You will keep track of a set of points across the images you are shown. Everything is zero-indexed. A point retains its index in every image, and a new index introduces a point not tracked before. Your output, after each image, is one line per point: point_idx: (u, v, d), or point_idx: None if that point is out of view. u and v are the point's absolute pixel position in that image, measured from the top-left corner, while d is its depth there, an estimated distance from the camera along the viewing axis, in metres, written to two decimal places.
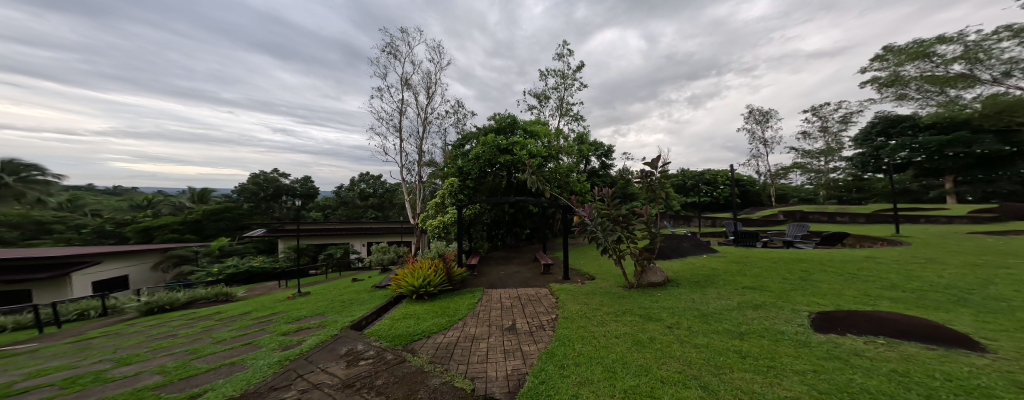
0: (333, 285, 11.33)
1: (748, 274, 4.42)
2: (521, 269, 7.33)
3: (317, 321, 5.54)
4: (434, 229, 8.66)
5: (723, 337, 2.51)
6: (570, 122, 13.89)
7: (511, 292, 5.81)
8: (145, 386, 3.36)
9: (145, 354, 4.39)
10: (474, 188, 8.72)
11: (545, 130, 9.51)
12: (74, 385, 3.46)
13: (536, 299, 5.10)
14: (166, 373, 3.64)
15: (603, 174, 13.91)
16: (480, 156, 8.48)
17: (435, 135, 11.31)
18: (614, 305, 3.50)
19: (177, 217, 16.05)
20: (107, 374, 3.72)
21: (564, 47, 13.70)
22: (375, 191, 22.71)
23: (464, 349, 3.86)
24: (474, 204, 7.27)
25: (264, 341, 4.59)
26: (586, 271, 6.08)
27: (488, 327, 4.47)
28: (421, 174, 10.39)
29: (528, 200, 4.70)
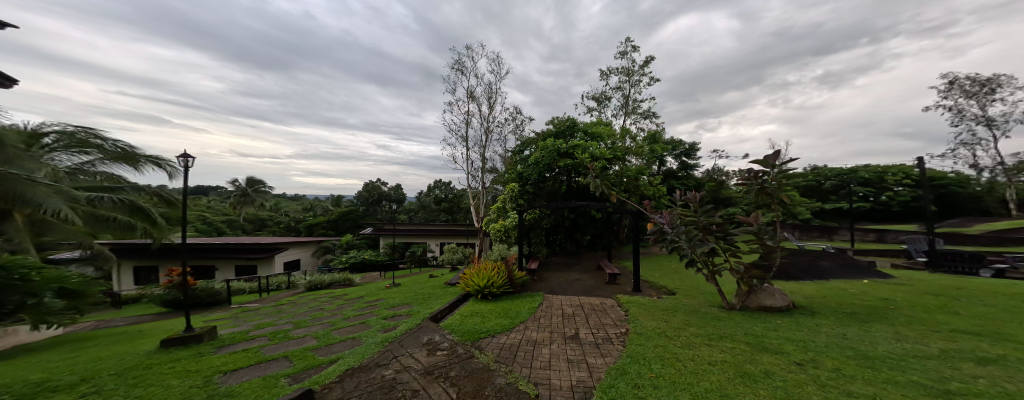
0: (415, 279, 12.77)
1: (967, 316, 3.29)
2: (583, 276, 7.02)
3: (408, 310, 6.30)
4: (496, 232, 8.85)
5: (902, 390, 1.93)
6: (638, 120, 13.19)
7: (572, 300, 5.59)
8: (308, 347, 4.37)
9: (310, 320, 5.83)
10: (533, 193, 8.72)
11: (608, 132, 9.07)
12: (276, 338, 4.76)
13: (601, 309, 4.82)
14: (318, 339, 4.65)
15: (682, 175, 12.90)
16: (539, 161, 8.32)
17: (497, 143, 11.49)
18: (709, 327, 3.11)
19: (325, 217, 22.83)
20: (292, 333, 5.02)
21: (627, 44, 13.12)
22: (446, 196, 23.94)
23: (526, 353, 3.78)
24: (533, 209, 7.19)
25: (374, 322, 5.43)
26: (664, 285, 5.53)
27: (549, 333, 4.33)
28: (484, 180, 10.77)
29: (590, 205, 4.40)
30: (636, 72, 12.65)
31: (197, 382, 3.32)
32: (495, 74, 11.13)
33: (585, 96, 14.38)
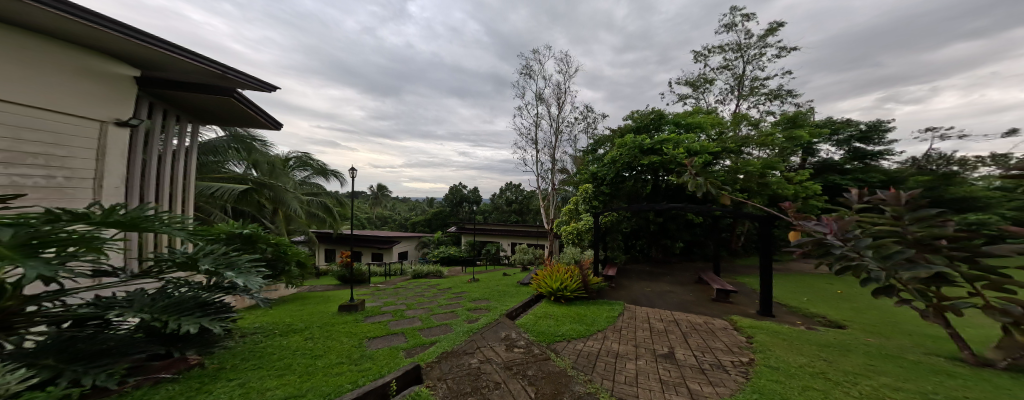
0: (491, 275, 13.51)
1: None
2: (676, 289, 6.27)
3: (487, 301, 6.97)
4: (568, 235, 8.51)
5: None
6: (761, 102, 11.39)
7: (662, 314, 4.97)
8: (416, 327, 5.27)
9: (417, 305, 7.21)
10: (610, 194, 8.14)
11: (716, 120, 8.06)
12: (397, 316, 6.05)
13: (705, 329, 4.16)
14: (421, 321, 5.65)
15: (850, 168, 10.54)
16: (617, 160, 7.77)
17: (568, 143, 11.07)
18: (902, 380, 2.34)
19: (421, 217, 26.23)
20: (406, 313, 6.31)
21: (734, 15, 11.52)
22: (517, 198, 24.28)
23: (608, 364, 3.46)
24: (610, 210, 6.57)
25: (462, 312, 6.13)
26: (823, 313, 4.56)
27: (635, 347, 3.89)
28: (553, 181, 10.41)
29: (682, 208, 3.75)
30: (752, 45, 10.96)
31: (355, 342, 4.27)
32: (564, 73, 10.82)
33: (677, 84, 13.08)
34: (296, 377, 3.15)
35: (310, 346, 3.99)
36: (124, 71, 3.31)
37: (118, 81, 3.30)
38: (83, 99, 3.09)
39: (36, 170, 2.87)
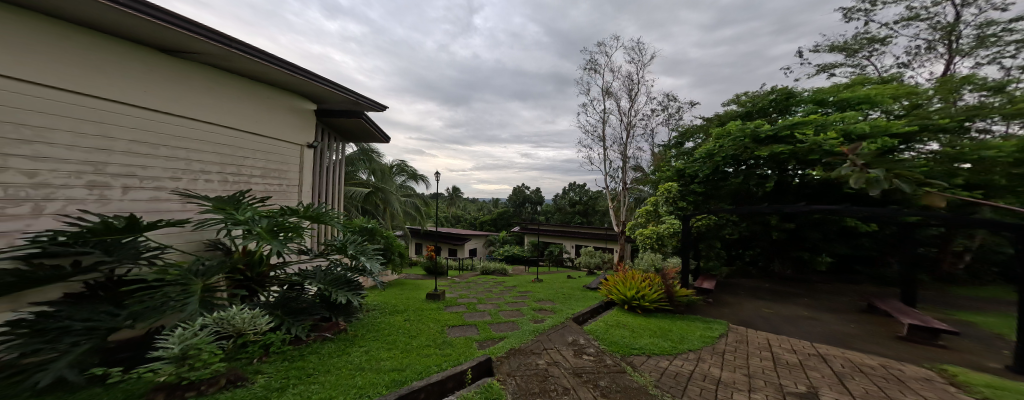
0: (558, 277, 13.26)
1: None
2: (813, 315, 5.11)
3: (552, 306, 7.32)
4: (646, 240, 7.54)
5: None
6: None
7: (793, 343, 4.06)
8: (486, 320, 5.96)
9: (487, 298, 7.96)
10: (704, 194, 7.14)
11: (911, 89, 5.87)
12: (469, 307, 7.06)
13: (863, 371, 3.25)
14: (491, 316, 6.32)
15: None
16: (714, 153, 6.49)
17: (641, 139, 10.04)
18: None
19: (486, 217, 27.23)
20: (478, 306, 7.28)
21: None
22: (581, 199, 23.31)
23: (707, 390, 2.97)
24: (701, 213, 5.48)
25: (525, 310, 6.82)
26: None
27: (748, 378, 3.24)
28: (625, 180, 9.58)
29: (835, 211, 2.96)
30: None
31: (438, 328, 5.30)
32: (636, 63, 9.89)
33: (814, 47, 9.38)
34: (399, 353, 4.09)
35: (406, 327, 5.13)
36: (308, 105, 4.80)
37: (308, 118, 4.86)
38: (292, 131, 4.57)
39: (275, 181, 4.41)
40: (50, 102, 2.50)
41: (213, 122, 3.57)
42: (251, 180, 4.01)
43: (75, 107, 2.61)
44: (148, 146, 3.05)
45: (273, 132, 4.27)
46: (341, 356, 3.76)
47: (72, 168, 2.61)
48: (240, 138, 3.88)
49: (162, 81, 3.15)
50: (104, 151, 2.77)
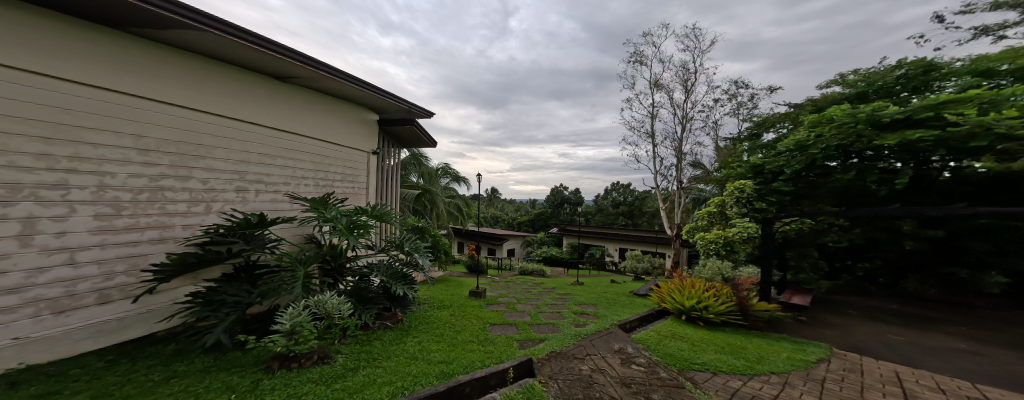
0: (600, 281, 12.80)
1: None
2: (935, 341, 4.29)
3: (596, 312, 7.25)
4: (710, 246, 6.54)
5: None
6: None
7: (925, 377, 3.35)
8: (526, 321, 6.18)
9: (526, 299, 8.09)
10: (802, 193, 6.23)
11: None
12: (510, 306, 7.31)
13: None
14: (531, 316, 6.53)
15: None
16: (807, 145, 5.65)
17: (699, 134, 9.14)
18: None
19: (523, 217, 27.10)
20: (518, 305, 7.50)
21: None
22: (625, 199, 22.16)
23: None
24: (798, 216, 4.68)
25: (566, 313, 6.93)
26: None
27: None
28: (681, 178, 8.80)
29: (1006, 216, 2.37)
30: None
31: (481, 325, 5.70)
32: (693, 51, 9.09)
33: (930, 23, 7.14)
34: (448, 345, 4.68)
35: (453, 321, 5.73)
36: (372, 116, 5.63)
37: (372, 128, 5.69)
38: (363, 139, 5.43)
39: (351, 184, 5.33)
40: (217, 127, 3.43)
41: (310, 136, 4.47)
42: (337, 182, 4.94)
43: (221, 128, 3.47)
44: (270, 157, 3.97)
45: (350, 141, 5.16)
46: (399, 345, 4.45)
47: (227, 177, 3.54)
48: (328, 147, 4.78)
49: (272, 103, 3.99)
50: (243, 162, 3.69)
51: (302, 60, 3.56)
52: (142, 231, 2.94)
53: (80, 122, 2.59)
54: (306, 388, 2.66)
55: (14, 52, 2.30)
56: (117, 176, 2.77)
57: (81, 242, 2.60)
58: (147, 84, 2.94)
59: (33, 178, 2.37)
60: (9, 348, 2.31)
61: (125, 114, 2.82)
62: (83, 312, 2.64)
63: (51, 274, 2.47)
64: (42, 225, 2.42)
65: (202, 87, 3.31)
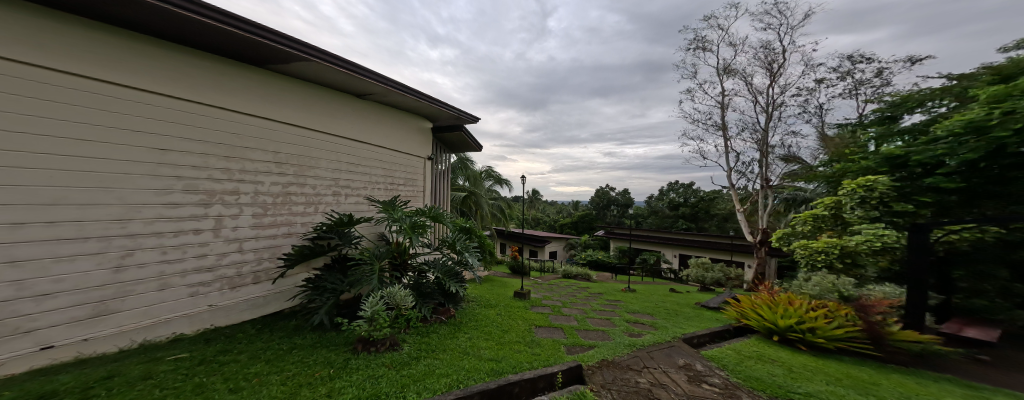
0: (659, 289, 11.81)
1: None
2: None
3: (652, 323, 6.75)
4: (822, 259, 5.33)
5: None
6: None
7: None
8: (573, 326, 6.09)
9: (571, 305, 8.07)
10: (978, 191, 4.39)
11: None
12: (555, 309, 7.27)
13: None
14: (577, 321, 6.42)
15: None
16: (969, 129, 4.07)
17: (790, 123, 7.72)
18: None
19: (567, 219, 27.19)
20: (563, 309, 7.44)
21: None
22: (686, 199, 19.76)
23: None
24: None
25: (616, 321, 6.76)
26: None
27: None
28: (766, 175, 7.58)
29: None
30: None
31: (527, 326, 5.66)
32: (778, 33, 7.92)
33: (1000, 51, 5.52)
34: (495, 344, 4.54)
35: (499, 321, 5.69)
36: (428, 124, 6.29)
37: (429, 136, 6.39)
38: (422, 146, 6.11)
39: (413, 187, 6.01)
40: (324, 142, 4.27)
41: (385, 145, 5.24)
42: (402, 185, 5.67)
43: (327, 142, 4.31)
44: (358, 166, 4.78)
45: (412, 149, 5.88)
46: (453, 339, 4.53)
47: (329, 182, 4.37)
48: (398, 155, 5.52)
49: (360, 118, 4.78)
50: (340, 170, 4.50)
51: (390, 83, 4.26)
52: (281, 226, 3.82)
53: (245, 143, 3.45)
54: (381, 372, 3.20)
55: (212, 95, 3.18)
56: (265, 183, 3.65)
57: (246, 234, 3.49)
58: (283, 110, 3.80)
59: (221, 187, 3.25)
60: (206, 313, 3.24)
61: (270, 135, 3.67)
62: (247, 288, 3.57)
63: (230, 257, 3.37)
64: (226, 221, 3.30)
65: (315, 108, 4.13)
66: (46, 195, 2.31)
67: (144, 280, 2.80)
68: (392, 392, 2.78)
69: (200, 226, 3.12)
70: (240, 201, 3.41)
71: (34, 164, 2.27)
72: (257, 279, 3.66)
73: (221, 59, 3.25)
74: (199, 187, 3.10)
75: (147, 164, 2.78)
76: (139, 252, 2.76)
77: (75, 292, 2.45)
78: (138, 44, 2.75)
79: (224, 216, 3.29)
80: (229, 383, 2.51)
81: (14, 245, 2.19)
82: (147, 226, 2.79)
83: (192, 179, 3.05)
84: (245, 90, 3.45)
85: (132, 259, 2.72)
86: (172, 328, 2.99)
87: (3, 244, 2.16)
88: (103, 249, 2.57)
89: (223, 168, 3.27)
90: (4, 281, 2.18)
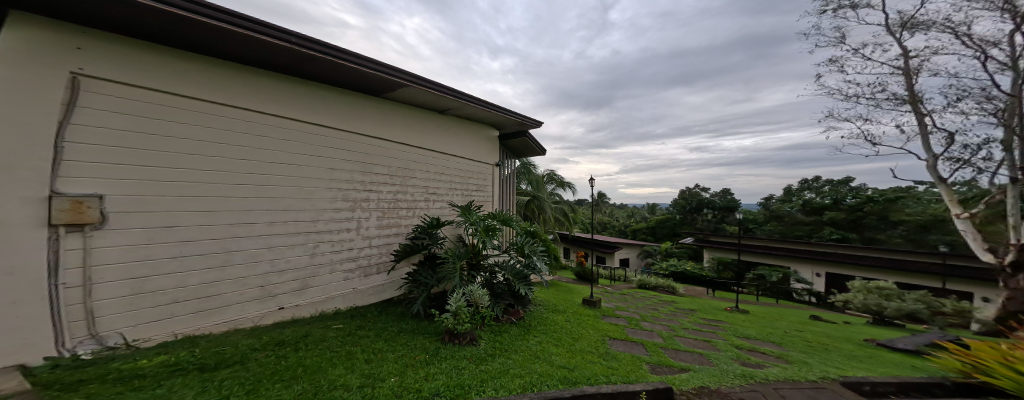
0: (782, 312, 9.33)
1: None
2: None
3: (776, 353, 4.98)
4: None
5: None
6: None
7: None
8: (657, 343, 5.03)
9: (652, 318, 6.85)
10: None
11: None
12: (631, 323, 6.14)
13: None
14: (662, 339, 5.32)
15: None
16: None
17: None
18: None
19: (645, 223, 25.30)
20: (643, 323, 6.24)
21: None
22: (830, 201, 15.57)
23: None
24: None
25: (722, 346, 5.19)
26: None
27: None
28: None
29: None
30: None
31: (599, 337, 4.85)
32: None
33: None
34: (566, 351, 3.97)
35: (569, 327, 4.95)
36: (495, 133, 6.88)
37: (496, 144, 6.95)
38: (490, 153, 6.79)
39: (485, 191, 6.73)
40: (423, 156, 5.28)
41: (464, 156, 6.07)
42: (477, 190, 6.48)
43: (425, 157, 5.31)
44: (446, 176, 5.78)
45: (485, 156, 6.62)
46: (522, 341, 4.07)
47: (426, 189, 5.38)
48: (474, 163, 6.37)
49: (446, 133, 5.68)
50: (433, 178, 5.48)
51: (466, 98, 4.93)
52: (396, 228, 4.93)
53: (375, 161, 4.61)
54: (465, 364, 3.18)
55: (357, 126, 4.38)
56: (386, 192, 4.77)
57: (374, 232, 4.63)
58: (398, 131, 4.87)
59: (364, 197, 4.49)
60: (355, 293, 4.48)
61: (389, 153, 4.78)
62: (375, 277, 4.75)
63: (366, 250, 4.56)
64: (364, 223, 4.49)
65: (415, 128, 5.12)
66: (281, 205, 3.66)
67: (322, 265, 4.08)
68: (475, 385, 2.82)
69: (350, 226, 4.33)
70: (370, 207, 4.56)
71: (274, 183, 3.63)
72: (379, 269, 4.79)
73: (359, 97, 4.40)
74: (348, 196, 4.29)
75: (321, 181, 4.01)
76: (321, 244, 4.05)
77: (295, 270, 3.84)
78: (319, 96, 4.00)
79: (361, 219, 4.45)
80: (369, 349, 3.27)
81: (271, 236, 3.60)
82: (327, 224, 4.09)
83: (346, 191, 4.28)
84: (375, 120, 4.59)
85: (319, 249, 4.03)
86: (336, 304, 4.24)
87: (265, 235, 3.55)
88: (306, 241, 3.90)
89: (361, 182, 4.44)
90: (267, 259, 3.59)
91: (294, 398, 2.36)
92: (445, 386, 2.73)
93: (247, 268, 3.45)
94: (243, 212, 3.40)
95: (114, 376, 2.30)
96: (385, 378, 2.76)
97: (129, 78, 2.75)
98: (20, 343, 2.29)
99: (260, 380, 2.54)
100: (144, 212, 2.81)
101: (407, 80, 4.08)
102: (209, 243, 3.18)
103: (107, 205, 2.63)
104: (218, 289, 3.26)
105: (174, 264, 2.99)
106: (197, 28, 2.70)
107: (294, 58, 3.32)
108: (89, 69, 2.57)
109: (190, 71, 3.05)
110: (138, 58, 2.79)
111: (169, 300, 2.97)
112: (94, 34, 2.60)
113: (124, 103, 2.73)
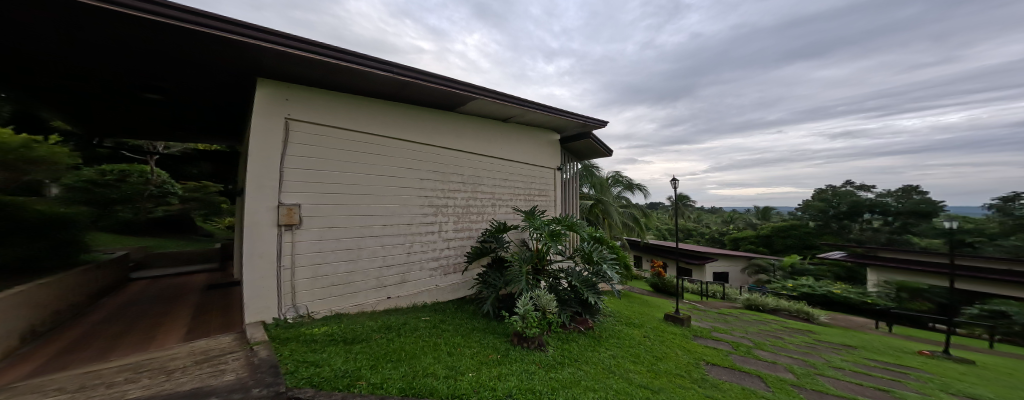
0: None
1: None
2: None
3: None
4: None
5: None
6: None
7: None
8: (785, 379, 3.82)
9: (772, 347, 5.32)
10: None
11: None
12: (739, 349, 4.82)
13: None
14: (798, 376, 3.98)
15: None
16: None
17: None
18: None
19: (756, 232, 20.77)
20: (757, 352, 4.82)
21: None
22: None
23: None
24: None
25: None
26: None
27: None
28: None
29: None
30: None
31: (690, 360, 3.95)
32: None
33: None
34: (647, 370, 3.33)
35: (649, 344, 4.17)
36: (556, 137, 6.66)
37: (556, 147, 6.71)
38: (552, 157, 6.60)
39: (546, 195, 6.53)
40: (493, 163, 5.39)
41: (527, 162, 5.97)
42: (539, 194, 6.35)
43: (493, 164, 5.40)
44: (513, 181, 5.76)
45: (547, 161, 6.46)
46: (592, 352, 3.58)
47: (494, 194, 5.46)
48: (537, 169, 6.25)
49: (514, 139, 5.70)
50: (500, 183, 5.53)
51: (535, 106, 4.90)
52: (469, 231, 5.07)
53: (455, 168, 4.84)
54: (535, 369, 2.91)
55: (442, 137, 4.67)
56: (462, 198, 4.96)
57: (452, 235, 4.82)
58: (473, 140, 5.06)
59: (450, 200, 4.79)
60: (438, 289, 4.69)
61: (466, 162, 4.98)
62: (453, 278, 4.91)
63: (446, 252, 4.77)
64: (447, 226, 4.74)
65: (485, 137, 5.23)
66: (388, 210, 4.10)
67: (417, 262, 4.40)
68: (546, 392, 2.53)
69: (436, 227, 4.61)
70: (449, 212, 4.78)
71: (388, 190, 4.11)
72: (456, 269, 4.93)
73: (441, 113, 4.66)
74: (433, 202, 4.57)
75: (414, 189, 4.36)
76: (415, 244, 4.38)
77: (398, 265, 4.22)
78: (413, 110, 4.36)
79: (443, 223, 4.68)
80: (459, 342, 3.32)
81: (385, 235, 4.08)
82: (422, 226, 4.44)
83: (433, 197, 4.58)
84: (455, 130, 4.83)
85: (414, 248, 4.37)
86: (424, 298, 4.50)
87: (380, 235, 4.04)
88: (405, 241, 4.27)
89: (442, 189, 4.68)
90: (381, 255, 4.06)
91: (398, 379, 2.45)
92: (517, 389, 2.53)
93: (372, 260, 3.97)
94: (369, 215, 3.94)
95: (302, 339, 2.89)
96: (464, 373, 2.69)
97: (296, 110, 3.45)
98: (260, 307, 3.20)
99: (376, 358, 2.75)
100: (315, 215, 3.53)
101: (485, 95, 4.22)
102: (349, 240, 3.77)
103: (300, 211, 3.42)
104: (353, 278, 3.82)
105: (326, 256, 3.62)
106: (337, 70, 3.24)
107: (399, 85, 3.71)
108: (293, 114, 3.43)
109: (340, 107, 3.73)
110: (296, 92, 3.46)
111: (328, 284, 3.64)
112: (293, 86, 3.44)
113: (300, 128, 3.47)
